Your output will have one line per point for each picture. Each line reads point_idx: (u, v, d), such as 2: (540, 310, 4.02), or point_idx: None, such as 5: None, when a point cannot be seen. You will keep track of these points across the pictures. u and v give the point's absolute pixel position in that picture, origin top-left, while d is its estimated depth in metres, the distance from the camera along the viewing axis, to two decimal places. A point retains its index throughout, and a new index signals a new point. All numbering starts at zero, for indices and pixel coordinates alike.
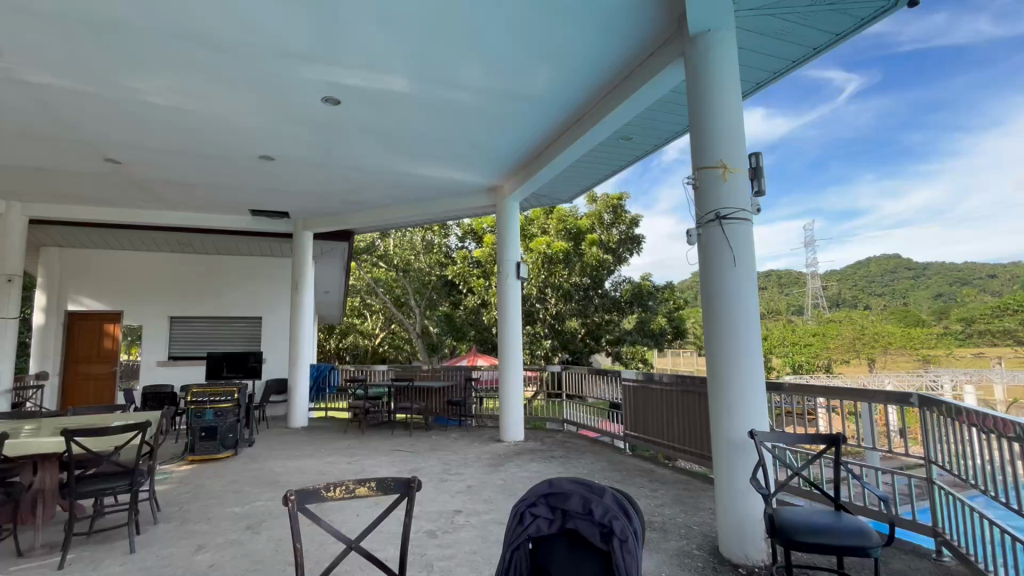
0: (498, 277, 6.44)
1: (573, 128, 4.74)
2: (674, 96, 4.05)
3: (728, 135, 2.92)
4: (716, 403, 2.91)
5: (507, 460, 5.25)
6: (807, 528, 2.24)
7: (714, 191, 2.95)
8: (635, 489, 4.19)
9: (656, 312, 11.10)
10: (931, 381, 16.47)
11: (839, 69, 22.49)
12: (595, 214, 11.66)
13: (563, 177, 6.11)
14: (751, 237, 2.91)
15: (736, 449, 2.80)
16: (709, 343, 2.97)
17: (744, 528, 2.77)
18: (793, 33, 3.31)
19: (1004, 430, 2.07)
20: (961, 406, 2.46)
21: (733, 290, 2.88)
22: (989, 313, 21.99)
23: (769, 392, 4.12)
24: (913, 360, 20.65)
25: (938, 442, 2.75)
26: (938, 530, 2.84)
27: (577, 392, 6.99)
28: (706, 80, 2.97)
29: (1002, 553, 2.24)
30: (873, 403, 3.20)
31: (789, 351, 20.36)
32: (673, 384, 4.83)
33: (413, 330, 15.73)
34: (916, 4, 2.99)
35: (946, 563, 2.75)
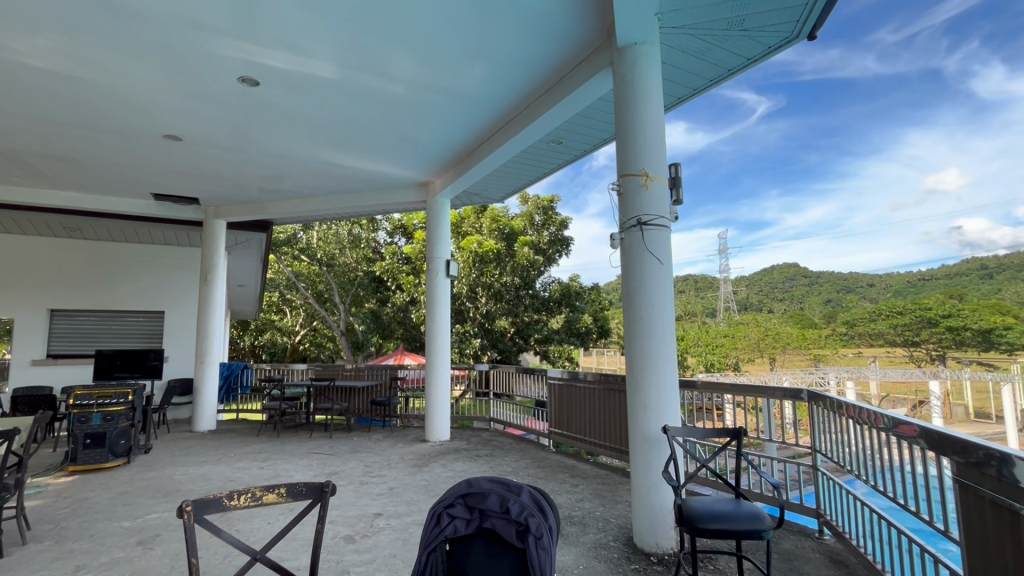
0: (427, 273, 6.32)
1: (504, 128, 4.77)
2: (601, 104, 4.19)
3: (649, 145, 3.07)
4: (633, 399, 3.05)
5: (431, 460, 5.19)
6: (710, 516, 2.40)
7: (636, 197, 3.09)
8: (556, 484, 4.29)
9: (583, 312, 11.45)
10: (822, 377, 18.25)
11: (751, 91, 24.33)
12: (527, 215, 11.84)
13: (494, 176, 6.12)
14: (669, 244, 3.07)
15: (651, 443, 2.94)
16: (628, 342, 3.10)
17: (655, 518, 2.93)
18: (710, 54, 3.55)
19: (876, 421, 2.35)
20: (842, 400, 2.75)
21: (650, 293, 3.02)
22: (867, 318, 24.86)
23: (683, 389, 4.39)
24: (806, 359, 22.93)
25: (823, 433, 3.06)
26: (820, 511, 3.17)
27: (505, 391, 7.04)
28: (630, 90, 3.11)
29: (872, 529, 2.53)
30: (772, 398, 3.51)
31: (702, 350, 21.68)
32: (596, 382, 5.00)
33: (337, 327, 15.06)
34: (812, 38, 3.33)
35: (826, 541, 3.08)
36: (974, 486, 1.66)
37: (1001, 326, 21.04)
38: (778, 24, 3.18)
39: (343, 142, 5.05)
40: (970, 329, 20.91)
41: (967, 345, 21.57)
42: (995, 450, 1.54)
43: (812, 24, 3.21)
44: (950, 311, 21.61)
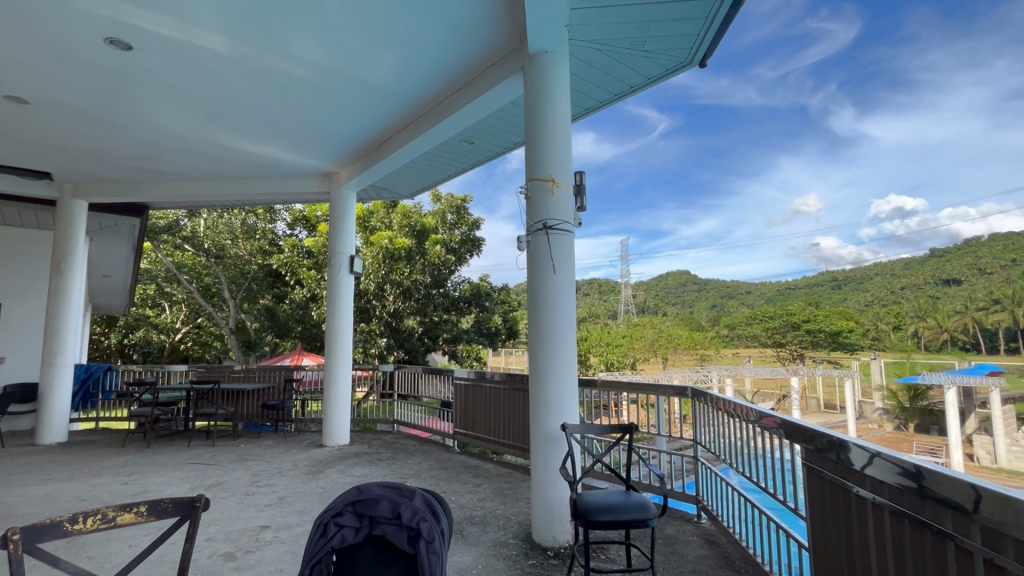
0: (329, 269, 5.97)
1: (415, 124, 4.67)
2: (513, 107, 4.25)
3: (556, 152, 3.17)
4: (535, 398, 3.12)
5: (328, 466, 4.91)
6: (602, 508, 2.53)
7: (542, 201, 3.17)
8: (459, 485, 4.27)
9: (493, 312, 11.53)
10: (706, 374, 19.83)
11: (653, 109, 26.10)
12: (439, 213, 11.74)
13: (405, 172, 5.97)
14: (572, 248, 3.19)
15: (549, 441, 3.04)
16: (531, 343, 3.17)
17: (552, 514, 3.03)
18: (616, 70, 3.74)
19: (748, 415, 2.61)
20: (721, 397, 3.04)
21: (553, 296, 3.12)
22: (744, 322, 27.80)
23: (583, 387, 4.60)
24: (693, 359, 25.07)
25: (704, 426, 3.35)
26: (699, 497, 3.48)
27: (410, 392, 6.89)
28: (540, 97, 3.18)
29: (742, 513, 2.81)
30: (664, 395, 3.78)
31: (604, 350, 22.77)
32: (503, 382, 5.07)
33: (226, 325, 13.80)
34: (703, 65, 3.66)
35: (703, 524, 3.39)
36: (820, 469, 1.91)
37: (846, 330, 24.80)
38: (674, 48, 3.44)
39: (237, 124, 4.64)
40: (824, 332, 24.39)
41: (821, 345, 25.03)
42: (837, 438, 1.77)
43: (703, 52, 3.52)
44: (809, 316, 25.04)
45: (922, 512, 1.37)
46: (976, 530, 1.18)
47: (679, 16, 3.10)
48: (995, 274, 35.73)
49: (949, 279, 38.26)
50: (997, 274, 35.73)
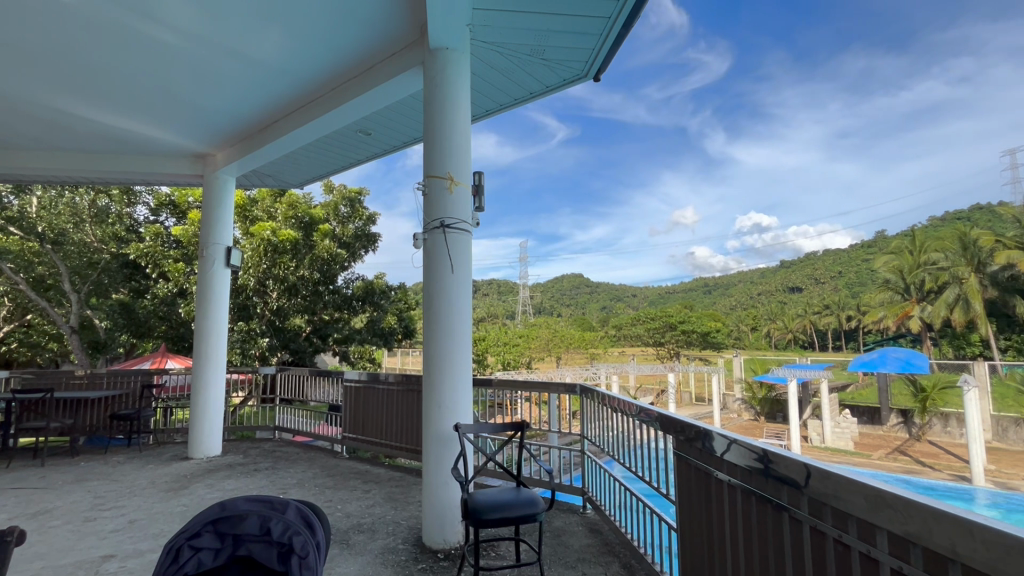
0: (200, 261, 5.33)
1: (305, 109, 4.36)
2: (411, 101, 4.13)
3: (454, 149, 3.14)
4: (428, 398, 3.07)
5: (194, 481, 4.38)
6: (493, 506, 2.55)
7: (440, 199, 3.13)
8: (346, 492, 4.06)
9: (388, 311, 11.11)
10: (595, 372, 20.83)
11: (552, 118, 27.01)
12: (331, 205, 11.06)
13: (293, 159, 5.54)
14: (469, 248, 3.19)
15: (441, 442, 3.01)
16: (426, 343, 3.12)
17: (444, 516, 2.99)
18: (515, 74, 3.82)
19: (630, 409, 2.80)
20: (607, 394, 3.22)
21: (449, 295, 3.09)
22: (631, 323, 29.97)
23: (479, 386, 4.61)
24: (584, 357, 26.52)
25: (592, 421, 3.53)
26: (585, 489, 3.67)
27: (296, 395, 6.42)
28: (440, 94, 3.14)
29: (623, 501, 3.00)
30: (556, 393, 3.95)
31: (502, 350, 23.12)
32: (397, 383, 4.91)
33: (65, 324, 11.73)
34: (596, 79, 3.87)
35: (588, 514, 3.58)
36: (688, 456, 2.11)
37: (714, 331, 27.96)
38: (571, 59, 3.60)
39: (84, 88, 3.97)
40: (695, 332, 27.35)
41: (693, 344, 27.91)
42: (702, 428, 1.96)
43: (597, 67, 3.72)
44: (684, 317, 27.79)
45: (765, 490, 1.57)
46: (805, 501, 1.38)
47: (577, 30, 3.25)
48: (826, 283, 42.56)
49: (794, 287, 46.57)
50: (828, 283, 42.59)
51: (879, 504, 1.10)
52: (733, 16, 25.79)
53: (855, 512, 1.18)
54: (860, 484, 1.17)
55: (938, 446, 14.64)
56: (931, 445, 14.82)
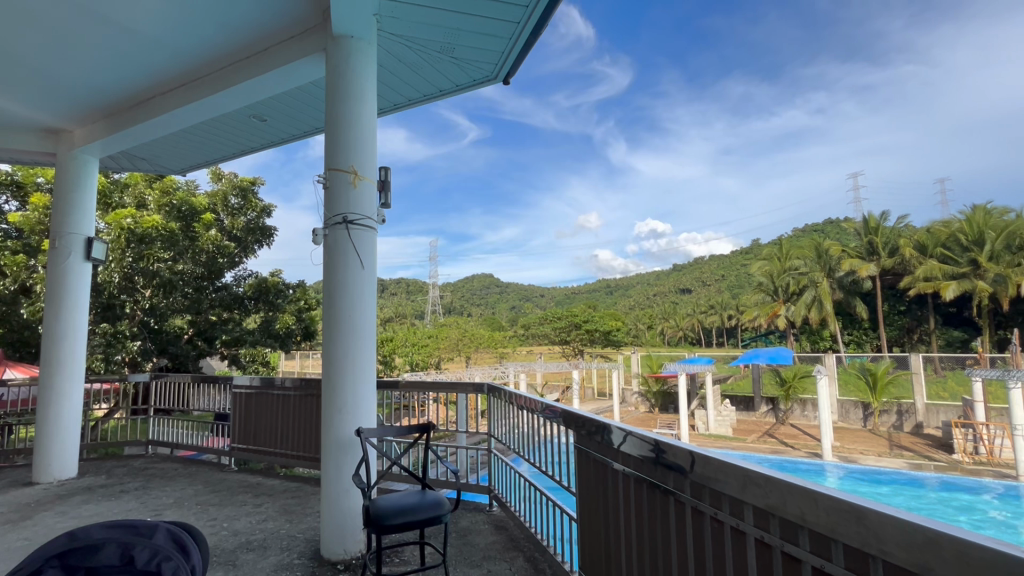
0: (51, 253, 4.59)
1: (188, 87, 3.92)
2: (311, 87, 3.89)
3: (358, 142, 3.01)
4: (327, 403, 2.92)
5: (41, 509, 3.77)
6: (396, 511, 2.49)
7: (342, 193, 2.99)
8: (233, 508, 3.73)
9: (284, 310, 10.17)
10: (504, 370, 21.05)
11: (465, 119, 26.91)
12: (218, 194, 10.09)
13: (172, 142, 4.98)
14: (373, 246, 3.08)
15: (341, 448, 2.86)
16: (325, 344, 2.97)
17: (344, 525, 2.86)
18: (424, 70, 3.75)
19: (535, 407, 2.87)
20: (514, 392, 3.29)
21: (352, 294, 2.96)
22: (539, 322, 30.90)
23: (386, 388, 4.46)
24: (493, 356, 26.85)
25: (498, 419, 3.59)
26: (491, 488, 3.71)
27: (175, 405, 5.75)
28: (343, 85, 3.00)
29: (528, 497, 3.06)
30: (465, 393, 3.96)
31: (410, 351, 22.59)
32: (294, 388, 4.59)
33: None
34: (506, 82, 3.93)
35: (494, 511, 3.63)
36: (587, 449, 2.22)
37: (614, 330, 29.73)
38: (481, 60, 3.62)
39: None
40: (598, 330, 28.94)
41: (596, 342, 29.49)
42: (602, 422, 2.07)
43: (506, 70, 3.78)
44: (588, 316, 29.24)
45: (654, 476, 1.71)
46: (687, 484, 1.52)
47: (486, 32, 3.27)
48: (712, 286, 47.02)
49: (685, 289, 50.86)
50: (713, 285, 47.12)
51: (749, 485, 1.25)
52: (635, 34, 27.48)
53: (727, 492, 1.33)
54: (733, 465, 1.31)
55: (798, 428, 16.91)
56: (792, 427, 17.07)
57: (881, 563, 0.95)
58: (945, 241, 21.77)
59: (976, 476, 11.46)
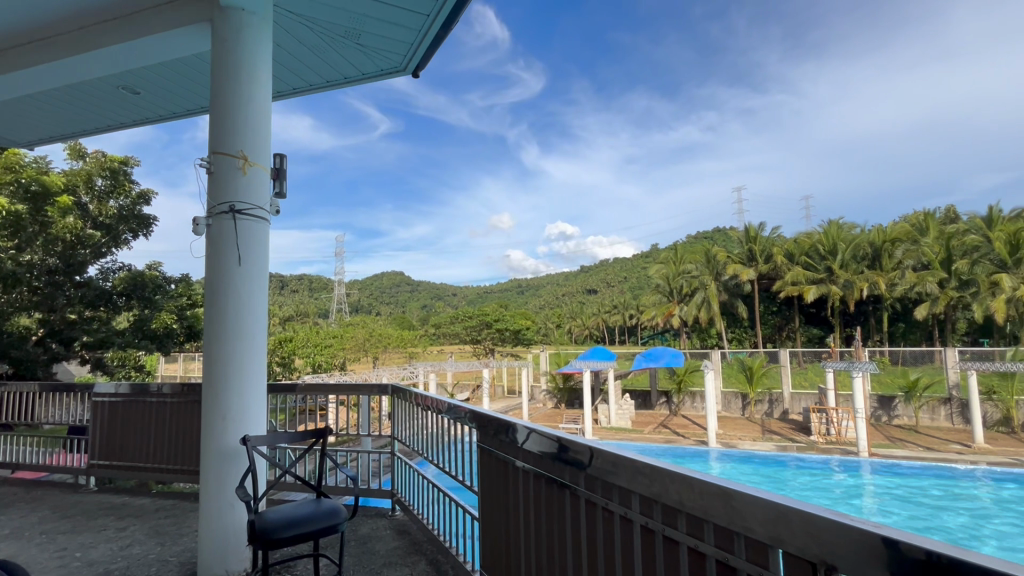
0: None
1: (33, 46, 3.33)
2: (194, 60, 3.50)
3: (250, 124, 2.77)
4: (209, 409, 2.65)
5: None
6: (287, 524, 2.32)
7: (230, 179, 2.73)
8: (90, 534, 3.26)
9: (162, 308, 9.08)
10: (413, 370, 20.52)
11: (376, 110, 25.92)
12: (80, 174, 8.80)
13: (13, 109, 4.22)
14: (265, 239, 2.84)
15: (224, 458, 2.61)
16: (207, 345, 2.69)
17: (226, 543, 2.61)
18: (326, 54, 3.54)
19: (440, 407, 2.82)
20: (419, 392, 3.23)
21: (239, 290, 2.70)
22: (449, 322, 30.71)
23: (282, 393, 4.16)
24: (402, 356, 26.25)
25: (402, 421, 3.49)
26: (394, 492, 3.59)
27: (17, 420, 4.89)
28: (234, 62, 2.73)
29: (432, 500, 3.00)
30: (369, 394, 3.82)
31: (311, 350, 21.25)
32: (173, 395, 4.11)
33: None
34: (416, 76, 3.84)
35: (397, 516, 3.52)
36: (490, 448, 2.22)
37: (524, 329, 30.41)
38: (388, 49, 3.50)
39: None
40: (508, 329, 29.35)
41: (506, 342, 29.97)
42: (507, 422, 2.08)
43: (415, 63, 3.70)
44: (499, 316, 29.50)
45: (552, 472, 1.76)
46: (584, 479, 1.58)
47: (394, 21, 3.16)
48: (616, 287, 49.83)
49: (591, 290, 53.41)
50: (616, 287, 49.93)
51: (636, 476, 1.33)
52: (548, 41, 28.27)
53: (619, 483, 1.40)
54: (628, 459, 1.38)
55: (689, 418, 18.47)
56: (684, 418, 18.60)
57: (743, 538, 1.06)
58: (808, 250, 25.14)
59: (827, 453, 13.30)
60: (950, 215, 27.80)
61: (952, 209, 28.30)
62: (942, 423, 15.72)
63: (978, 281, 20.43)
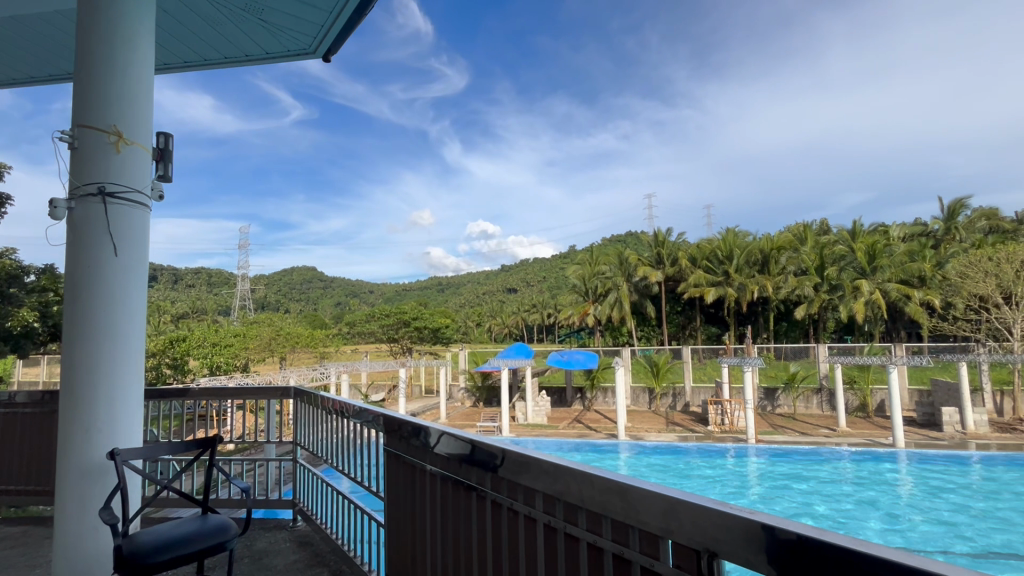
0: None
1: None
2: (57, 16, 3.04)
3: (124, 95, 2.44)
4: (69, 419, 2.31)
5: None
6: (162, 546, 2.06)
7: (99, 158, 2.40)
8: None
9: (22, 304, 7.91)
10: (324, 371, 19.45)
11: (287, 93, 24.17)
12: None
13: None
14: (144, 227, 2.53)
15: (87, 476, 2.29)
16: (68, 346, 2.34)
17: (90, 570, 2.28)
18: (224, 27, 3.23)
19: (348, 411, 2.66)
20: (325, 395, 3.02)
21: (109, 283, 2.36)
22: (364, 320, 29.61)
23: (170, 399, 3.75)
24: (313, 356, 24.91)
25: (306, 427, 3.27)
26: (296, 501, 3.36)
27: None
28: (106, 25, 2.40)
29: (337, 512, 2.82)
30: (272, 398, 3.55)
31: (208, 351, 19.47)
32: (30, 405, 3.54)
33: None
34: (326, 60, 3.62)
35: (298, 527, 3.30)
36: (398, 451, 2.14)
37: (443, 327, 30.10)
38: (296, 29, 3.27)
39: None
40: (427, 328, 28.82)
41: (424, 341, 29.48)
42: (418, 424, 2.00)
43: (326, 46, 3.49)
44: (417, 314, 28.85)
45: (460, 475, 1.72)
46: (492, 481, 1.55)
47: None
48: (535, 287, 50.99)
49: (511, 289, 54.19)
50: (535, 287, 51.11)
51: (543, 475, 1.33)
52: (472, 39, 28.12)
53: (527, 483, 1.39)
54: (539, 459, 1.37)
55: (601, 413, 19.34)
56: (596, 413, 19.44)
57: (637, 532, 1.10)
58: (708, 255, 27.07)
59: (721, 442, 14.54)
60: (823, 227, 31.57)
61: (825, 222, 32.18)
62: (814, 410, 17.82)
63: (844, 285, 23.48)
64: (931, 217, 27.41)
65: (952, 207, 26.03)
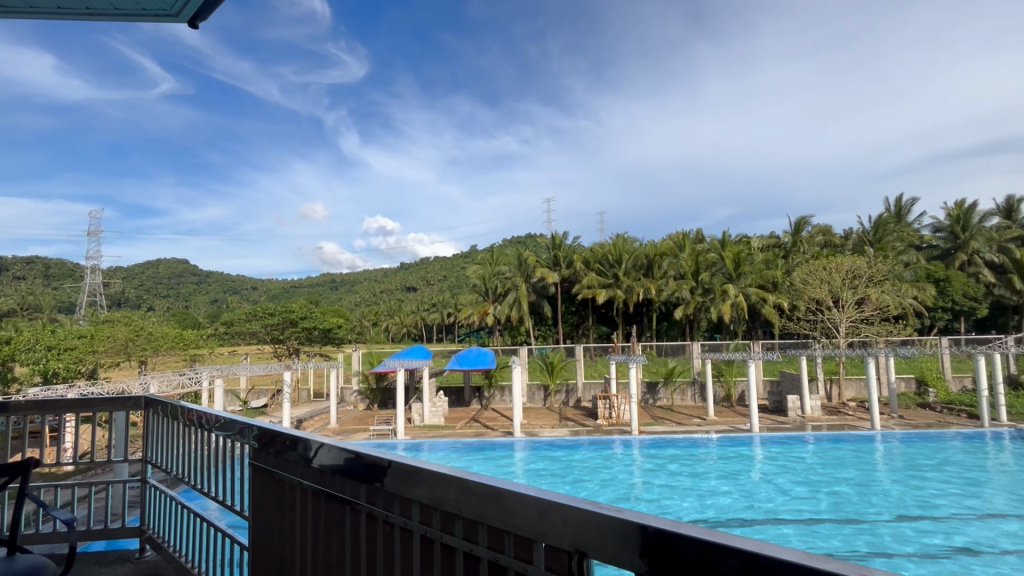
0: None
1: None
2: None
3: None
4: None
5: None
6: None
7: None
8: None
9: None
10: (193, 376, 17.37)
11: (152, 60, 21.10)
12: None
13: None
14: None
15: None
16: None
17: None
18: None
19: (211, 423, 2.35)
20: (184, 405, 2.65)
21: None
22: (243, 318, 26.94)
23: None
24: (181, 359, 22.20)
25: (162, 442, 2.85)
26: (144, 527, 2.93)
27: None
28: None
29: (195, 537, 2.48)
30: (123, 411, 3.05)
31: (41, 356, 16.47)
32: None
33: None
34: (193, 27, 3.21)
35: (145, 558, 2.88)
36: (266, 466, 1.93)
37: (335, 327, 28.46)
38: None
39: None
40: (317, 328, 26.91)
41: (313, 341, 27.57)
42: (292, 435, 1.81)
43: (192, 10, 3.09)
44: (306, 313, 26.83)
45: (333, 488, 1.59)
46: (369, 494, 1.44)
47: None
48: (435, 286, 50.34)
49: (410, 288, 52.92)
50: (436, 286, 50.47)
51: (419, 484, 1.27)
52: None
53: (407, 493, 1.31)
54: (419, 466, 1.29)
55: (497, 411, 19.61)
56: (493, 411, 19.67)
57: (512, 537, 1.08)
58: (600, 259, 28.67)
59: (608, 435, 15.44)
60: (698, 236, 35.00)
61: (699, 232, 35.77)
62: (688, 401, 19.68)
63: (714, 288, 26.26)
64: (782, 230, 31.64)
65: (798, 224, 30.31)
